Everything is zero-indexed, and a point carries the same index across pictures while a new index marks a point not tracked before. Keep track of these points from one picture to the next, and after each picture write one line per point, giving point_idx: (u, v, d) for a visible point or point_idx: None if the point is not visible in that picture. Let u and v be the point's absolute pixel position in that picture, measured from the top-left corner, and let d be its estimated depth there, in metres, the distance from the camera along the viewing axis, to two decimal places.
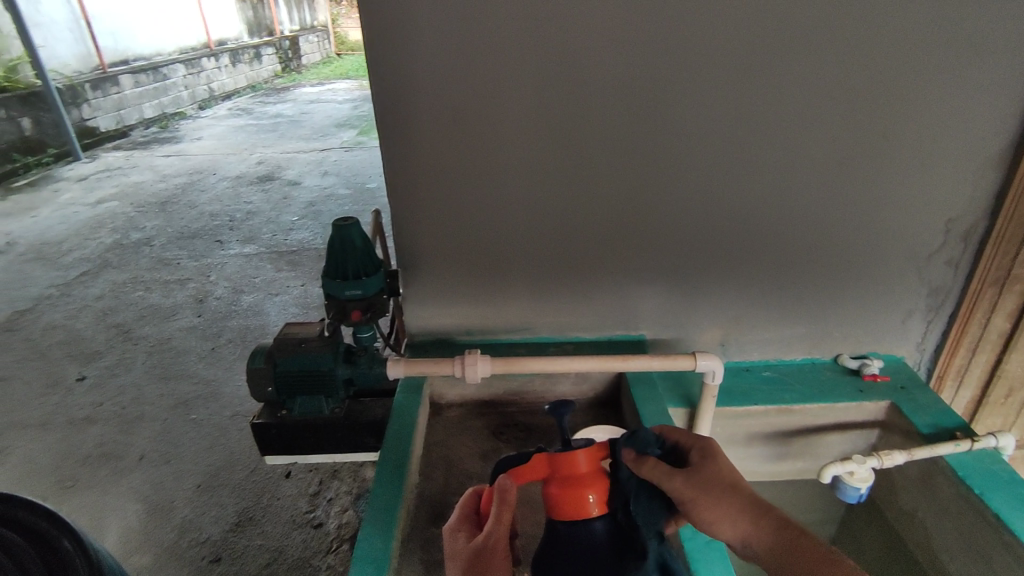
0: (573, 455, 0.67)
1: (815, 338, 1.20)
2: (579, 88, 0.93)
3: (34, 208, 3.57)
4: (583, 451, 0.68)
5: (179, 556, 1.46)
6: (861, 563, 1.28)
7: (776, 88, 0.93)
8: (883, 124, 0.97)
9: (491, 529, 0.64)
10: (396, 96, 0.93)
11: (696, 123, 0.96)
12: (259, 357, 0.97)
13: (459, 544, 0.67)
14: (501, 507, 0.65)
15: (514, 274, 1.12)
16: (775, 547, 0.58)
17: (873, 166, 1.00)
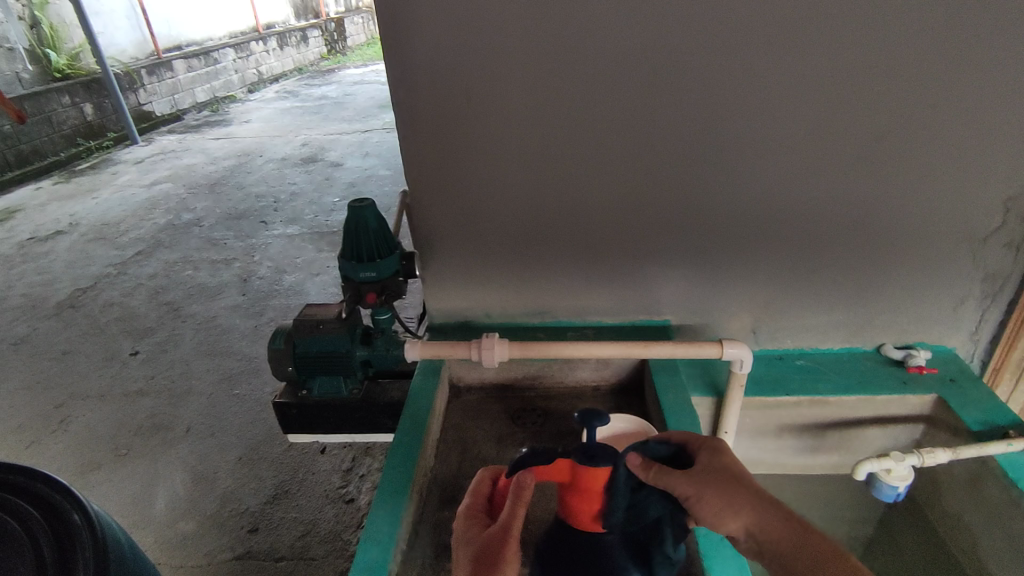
0: (595, 464, 0.64)
1: (853, 326, 1.13)
2: (598, 60, 0.89)
3: (96, 190, 3.75)
4: (605, 461, 0.64)
5: (220, 524, 1.52)
6: (900, 563, 1.22)
7: (813, 59, 0.87)
8: (934, 93, 0.89)
9: (504, 523, 0.61)
10: (411, 75, 0.91)
11: (725, 96, 0.91)
12: (279, 338, 0.99)
13: (470, 529, 0.64)
14: (517, 505, 0.62)
15: (535, 256, 1.10)
16: (785, 539, 0.57)
17: (922, 140, 0.93)
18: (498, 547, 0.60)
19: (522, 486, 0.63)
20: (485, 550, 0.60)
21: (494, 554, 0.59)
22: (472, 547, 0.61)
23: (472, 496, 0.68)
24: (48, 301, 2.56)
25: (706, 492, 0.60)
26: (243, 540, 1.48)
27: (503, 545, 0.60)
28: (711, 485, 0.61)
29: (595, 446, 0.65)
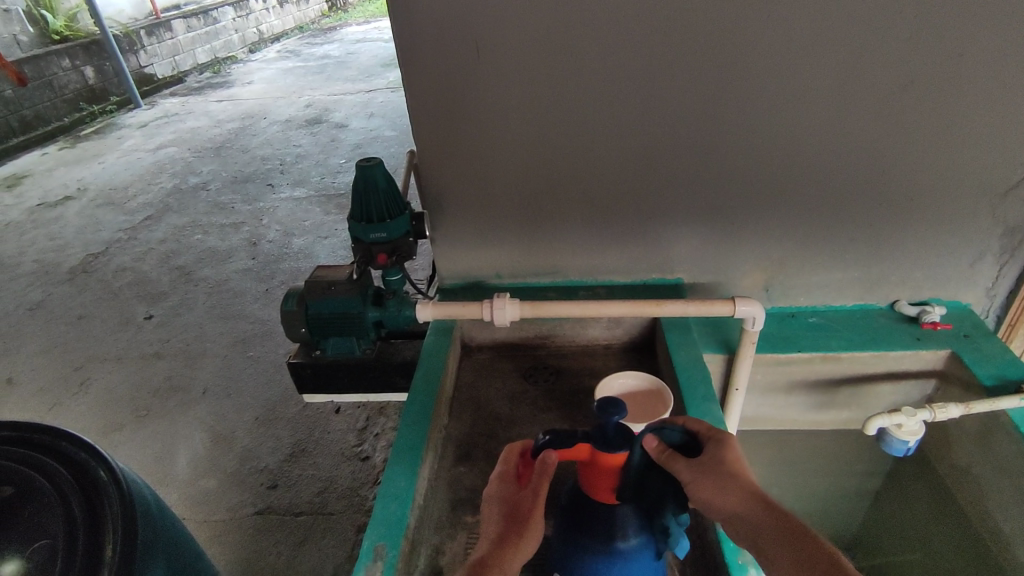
0: (613, 451, 0.62)
1: (868, 282, 1.12)
2: (610, 11, 0.86)
3: (101, 154, 3.73)
4: (623, 449, 0.62)
5: (240, 482, 1.57)
6: (908, 515, 1.24)
7: (833, 4, 0.83)
8: (961, 41, 0.85)
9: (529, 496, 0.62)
10: (415, 30, 0.89)
11: (741, 47, 0.88)
12: (292, 300, 0.99)
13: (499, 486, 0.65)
14: (541, 479, 0.62)
15: (545, 214, 1.08)
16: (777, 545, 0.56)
17: (946, 90, 0.89)
18: (522, 515, 0.61)
19: (546, 464, 0.61)
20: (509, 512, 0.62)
21: (517, 520, 0.61)
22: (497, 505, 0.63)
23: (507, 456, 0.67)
24: (61, 266, 2.58)
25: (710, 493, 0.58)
26: (264, 496, 1.52)
27: (529, 516, 0.61)
28: (714, 486, 0.58)
29: (614, 430, 0.63)
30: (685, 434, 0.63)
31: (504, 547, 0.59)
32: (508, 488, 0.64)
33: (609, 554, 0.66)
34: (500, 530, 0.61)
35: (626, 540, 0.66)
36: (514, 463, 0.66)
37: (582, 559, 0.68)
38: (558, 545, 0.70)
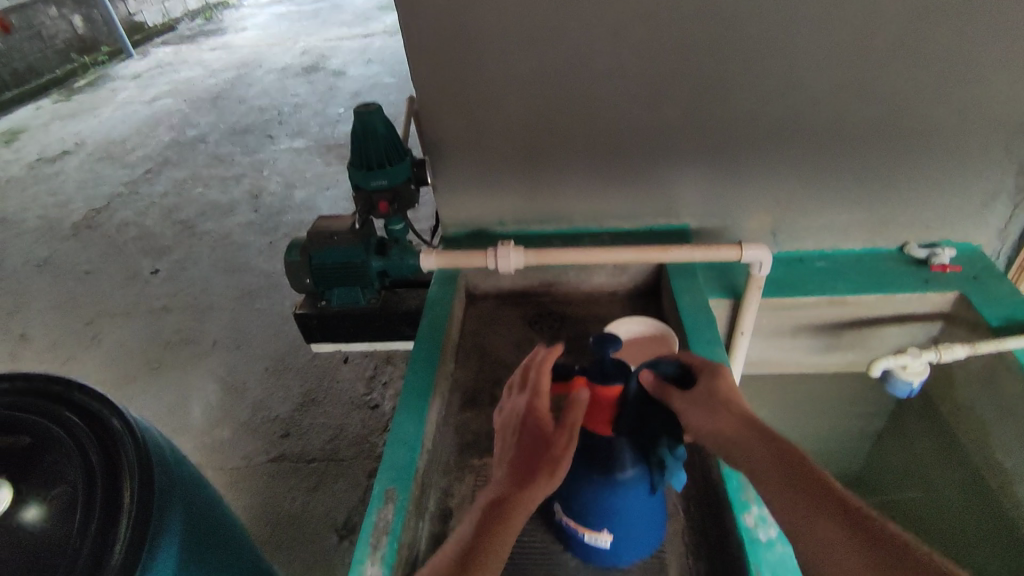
0: (609, 381, 0.66)
1: (878, 225, 1.10)
2: None
3: (96, 107, 3.66)
4: (618, 380, 0.66)
5: (254, 430, 1.61)
6: (908, 454, 1.26)
7: None
8: None
9: (559, 434, 0.61)
10: None
11: None
12: (295, 250, 0.98)
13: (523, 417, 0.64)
14: (573, 415, 0.62)
15: (549, 159, 1.06)
16: (766, 463, 0.57)
17: (966, 20, 0.86)
18: (546, 449, 0.61)
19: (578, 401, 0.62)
20: (531, 444, 0.61)
21: (541, 454, 0.60)
22: (519, 436, 0.63)
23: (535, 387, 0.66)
24: (64, 222, 2.58)
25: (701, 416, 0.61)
26: (277, 444, 1.56)
27: (555, 450, 0.60)
28: (702, 411, 0.62)
29: (611, 364, 0.67)
30: (681, 367, 0.68)
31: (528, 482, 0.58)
32: (534, 419, 0.63)
33: (608, 483, 0.65)
34: (523, 462, 0.60)
35: (624, 472, 0.65)
36: (541, 396, 0.65)
37: (581, 491, 0.66)
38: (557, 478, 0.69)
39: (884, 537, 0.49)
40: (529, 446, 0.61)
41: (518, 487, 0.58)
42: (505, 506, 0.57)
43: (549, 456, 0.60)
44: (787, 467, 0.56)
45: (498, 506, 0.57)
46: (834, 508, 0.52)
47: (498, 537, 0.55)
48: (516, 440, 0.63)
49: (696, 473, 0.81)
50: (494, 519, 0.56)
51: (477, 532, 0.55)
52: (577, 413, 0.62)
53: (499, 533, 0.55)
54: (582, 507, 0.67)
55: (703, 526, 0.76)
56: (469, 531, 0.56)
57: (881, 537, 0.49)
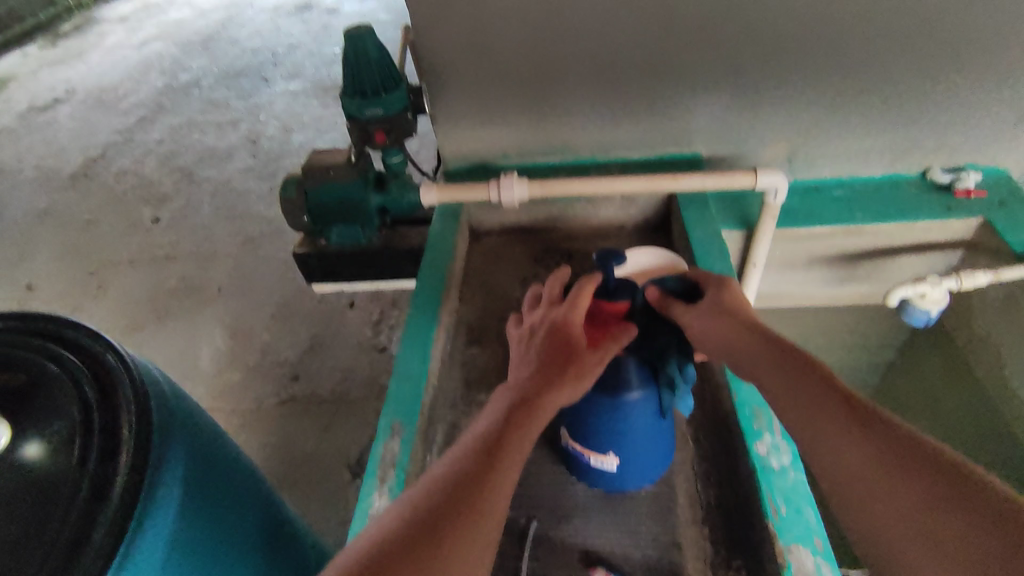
0: (614, 299, 0.64)
1: (900, 149, 1.04)
2: None
3: (85, 53, 3.54)
4: (625, 296, 0.64)
5: (263, 374, 1.62)
6: (920, 385, 1.24)
7: None
8: None
9: (589, 352, 0.58)
10: None
11: None
12: (291, 187, 0.94)
13: (552, 326, 0.61)
14: (610, 341, 0.60)
15: (553, 86, 1.00)
16: (774, 367, 0.58)
17: None
18: (569, 359, 0.58)
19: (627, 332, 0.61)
20: (554, 352, 0.58)
21: (564, 363, 0.57)
22: (543, 343, 0.60)
23: (573, 298, 0.61)
24: (61, 171, 2.53)
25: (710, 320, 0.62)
26: (287, 387, 1.57)
27: (578, 363, 0.58)
28: (708, 321, 0.63)
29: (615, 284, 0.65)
30: (686, 281, 0.69)
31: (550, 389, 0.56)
32: (563, 329, 0.60)
33: (614, 404, 0.63)
34: (546, 368, 0.57)
35: (631, 392, 0.63)
36: (579, 310, 0.61)
37: (586, 413, 0.64)
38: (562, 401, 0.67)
39: (886, 425, 0.50)
40: (551, 354, 0.58)
41: (538, 392, 0.56)
42: (523, 410, 0.55)
43: (572, 369, 0.57)
44: (788, 364, 0.57)
45: (517, 410, 0.55)
46: (837, 399, 0.53)
47: (515, 439, 0.53)
48: (539, 346, 0.60)
49: (706, 404, 0.80)
50: (512, 422, 0.54)
51: (493, 432, 0.53)
52: (613, 344, 0.59)
53: (516, 437, 0.53)
54: (589, 428, 0.66)
55: (713, 455, 0.75)
56: (487, 429, 0.54)
57: (883, 425, 0.50)
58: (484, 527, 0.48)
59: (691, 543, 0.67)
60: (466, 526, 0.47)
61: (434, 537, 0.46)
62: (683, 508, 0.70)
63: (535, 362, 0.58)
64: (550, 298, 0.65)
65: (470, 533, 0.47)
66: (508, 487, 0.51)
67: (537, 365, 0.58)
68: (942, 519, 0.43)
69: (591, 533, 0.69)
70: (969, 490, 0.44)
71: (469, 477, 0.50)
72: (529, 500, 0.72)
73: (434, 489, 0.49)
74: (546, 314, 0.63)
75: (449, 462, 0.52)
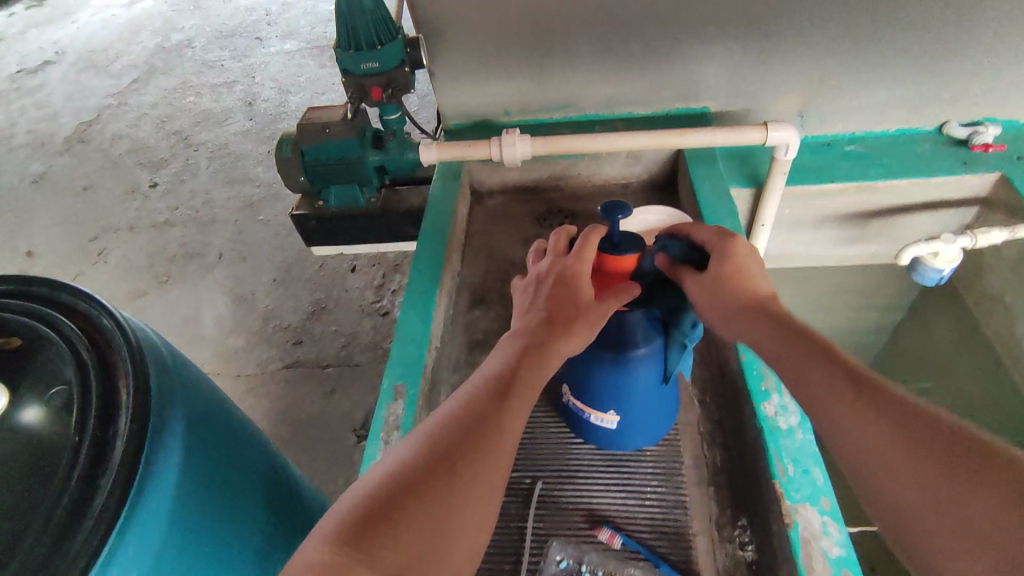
0: (621, 254, 0.59)
1: (917, 102, 1.00)
2: None
3: (73, 13, 3.43)
4: (632, 250, 0.59)
5: (266, 339, 1.61)
6: (928, 345, 1.23)
7: None
8: None
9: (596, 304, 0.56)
10: None
11: None
12: (286, 147, 0.91)
13: (560, 275, 0.58)
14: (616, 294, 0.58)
15: (557, 38, 0.96)
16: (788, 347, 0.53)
17: None
18: (579, 307, 0.56)
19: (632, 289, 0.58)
20: (563, 299, 0.57)
21: (573, 310, 0.56)
22: (551, 291, 0.58)
23: (580, 248, 0.59)
24: (55, 136, 2.49)
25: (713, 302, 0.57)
26: (290, 351, 1.57)
27: (588, 311, 0.56)
28: (717, 299, 0.57)
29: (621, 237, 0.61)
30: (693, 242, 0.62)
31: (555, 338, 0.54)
32: (570, 276, 0.58)
33: (619, 362, 0.62)
34: (556, 315, 0.56)
35: (636, 349, 0.62)
36: (586, 260, 0.58)
37: (590, 372, 0.64)
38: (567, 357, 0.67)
39: (898, 402, 0.45)
40: (560, 302, 0.56)
41: (548, 337, 0.54)
42: (533, 355, 0.54)
43: (582, 316, 0.56)
44: (798, 343, 0.53)
45: (528, 354, 0.54)
46: (842, 374, 0.49)
47: (525, 385, 0.52)
48: (547, 295, 0.58)
49: (712, 366, 0.79)
50: (523, 365, 0.53)
51: (505, 374, 0.52)
52: (619, 299, 0.57)
53: (526, 383, 0.52)
54: (593, 386, 0.65)
55: (720, 416, 0.74)
56: (497, 372, 0.53)
57: (891, 398, 0.46)
58: (500, 466, 0.48)
59: (696, 501, 0.67)
60: (483, 465, 0.47)
61: (452, 477, 0.45)
62: (689, 467, 0.70)
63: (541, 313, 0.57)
64: (555, 249, 0.62)
65: (486, 472, 0.47)
66: (520, 427, 0.50)
67: (542, 315, 0.56)
68: (961, 508, 0.39)
69: (595, 493, 0.68)
70: (987, 471, 0.39)
71: (482, 417, 0.49)
72: (533, 461, 0.72)
73: (448, 427, 0.48)
74: (553, 263, 0.60)
75: (459, 403, 0.51)
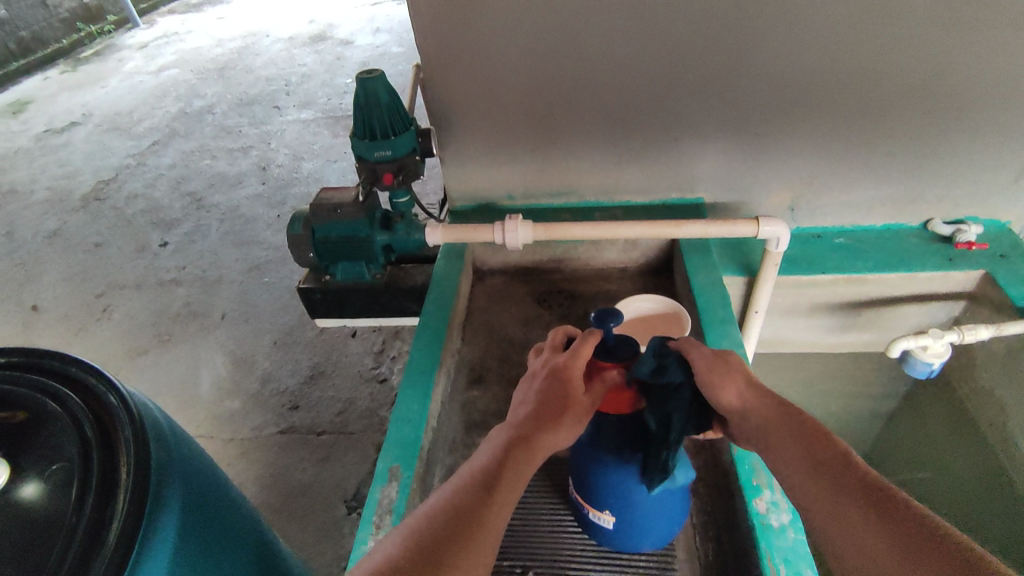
0: (611, 357, 0.62)
1: (902, 200, 1.05)
2: None
3: (103, 78, 3.61)
4: (621, 355, 0.62)
5: (263, 403, 1.61)
6: (923, 435, 1.23)
7: None
8: None
9: (583, 399, 0.58)
10: None
11: None
12: (297, 225, 0.95)
13: (552, 369, 0.60)
14: (598, 390, 0.60)
15: (559, 130, 1.03)
16: (795, 448, 0.53)
17: None
18: (567, 401, 0.57)
19: (608, 377, 0.61)
20: (551, 393, 0.58)
21: (561, 404, 0.57)
22: (542, 385, 0.59)
23: (575, 346, 0.61)
24: (73, 193, 2.57)
25: (721, 379, 0.59)
26: (286, 416, 1.57)
27: (576, 406, 0.58)
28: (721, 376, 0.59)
29: (614, 343, 0.64)
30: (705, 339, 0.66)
31: (540, 431, 0.55)
32: (562, 371, 0.59)
33: (620, 463, 0.62)
34: (544, 409, 0.57)
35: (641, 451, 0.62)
36: (580, 358, 0.60)
37: (592, 470, 0.64)
38: (572, 455, 0.68)
39: (897, 513, 0.45)
40: (549, 396, 0.58)
41: (535, 430, 0.56)
42: (520, 447, 0.54)
43: (569, 411, 0.57)
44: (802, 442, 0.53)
45: (515, 446, 0.54)
46: (846, 483, 0.49)
47: (512, 478, 0.53)
48: (537, 388, 0.59)
49: (705, 457, 0.80)
50: (510, 457, 0.54)
51: (492, 467, 0.53)
52: (602, 383, 0.60)
53: (513, 475, 0.53)
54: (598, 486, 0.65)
55: (711, 508, 0.75)
56: (483, 463, 0.54)
57: (899, 511, 0.45)
58: (479, 563, 0.47)
59: None
60: (465, 556, 0.46)
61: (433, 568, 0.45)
62: (682, 562, 0.70)
63: (532, 401, 0.58)
64: (552, 345, 0.64)
65: (469, 563, 0.46)
66: (503, 523, 0.50)
67: (531, 407, 0.58)
68: None
69: None
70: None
71: (467, 511, 0.49)
72: (525, 549, 0.72)
73: (434, 517, 0.49)
74: (547, 359, 0.62)
75: (444, 494, 0.51)
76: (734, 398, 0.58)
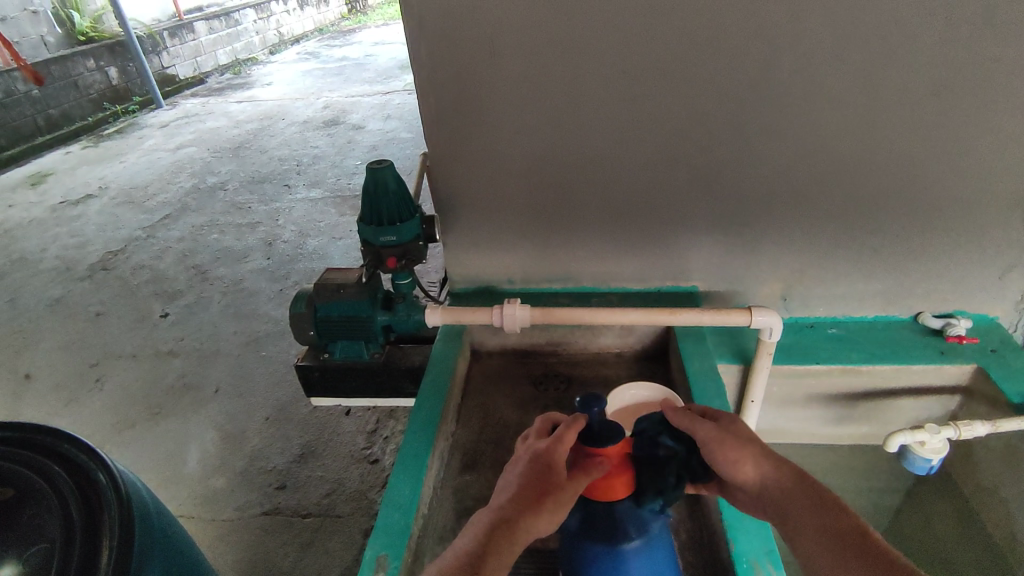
0: (603, 443, 0.60)
1: (890, 294, 1.08)
2: (615, 20, 0.86)
3: (122, 154, 3.77)
4: (613, 439, 0.60)
5: (250, 481, 1.57)
6: (929, 533, 1.19)
7: (840, 19, 0.83)
8: (976, 54, 0.84)
9: (567, 485, 0.57)
10: (423, 41, 0.90)
11: (752, 59, 0.87)
12: (301, 302, 0.98)
13: (534, 454, 0.59)
14: (583, 478, 0.58)
15: (558, 220, 1.07)
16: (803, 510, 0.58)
17: (962, 103, 0.88)
18: (550, 487, 0.56)
19: (596, 464, 0.58)
20: (534, 480, 0.57)
21: (544, 490, 0.56)
22: (525, 469, 0.58)
23: (559, 432, 0.59)
24: (80, 262, 2.61)
25: (736, 451, 0.61)
26: (271, 497, 1.52)
27: (557, 493, 0.56)
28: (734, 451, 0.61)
29: (601, 424, 0.61)
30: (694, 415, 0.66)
31: (524, 518, 0.55)
32: (544, 456, 0.58)
33: (611, 553, 0.63)
34: (525, 494, 0.56)
35: (629, 541, 0.63)
36: (564, 445, 0.58)
37: (582, 556, 0.64)
38: (562, 542, 0.67)
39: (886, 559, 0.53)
40: (532, 481, 0.57)
41: (518, 515, 0.55)
42: (500, 532, 0.54)
43: (550, 498, 0.56)
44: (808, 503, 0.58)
45: (498, 530, 0.54)
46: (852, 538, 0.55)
47: (494, 565, 0.52)
48: (519, 473, 0.58)
49: (701, 554, 0.78)
50: (493, 542, 0.53)
51: (474, 555, 0.52)
52: (587, 474, 0.58)
53: (495, 562, 0.52)
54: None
55: None
56: (466, 548, 0.53)
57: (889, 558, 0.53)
58: None
59: None
60: None
61: None
62: None
63: (515, 484, 0.57)
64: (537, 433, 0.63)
65: None
66: None
67: (513, 491, 0.57)
68: None
69: None
70: None
71: None
72: None
73: None
74: (531, 444, 0.61)
75: None
76: (752, 471, 0.61)
